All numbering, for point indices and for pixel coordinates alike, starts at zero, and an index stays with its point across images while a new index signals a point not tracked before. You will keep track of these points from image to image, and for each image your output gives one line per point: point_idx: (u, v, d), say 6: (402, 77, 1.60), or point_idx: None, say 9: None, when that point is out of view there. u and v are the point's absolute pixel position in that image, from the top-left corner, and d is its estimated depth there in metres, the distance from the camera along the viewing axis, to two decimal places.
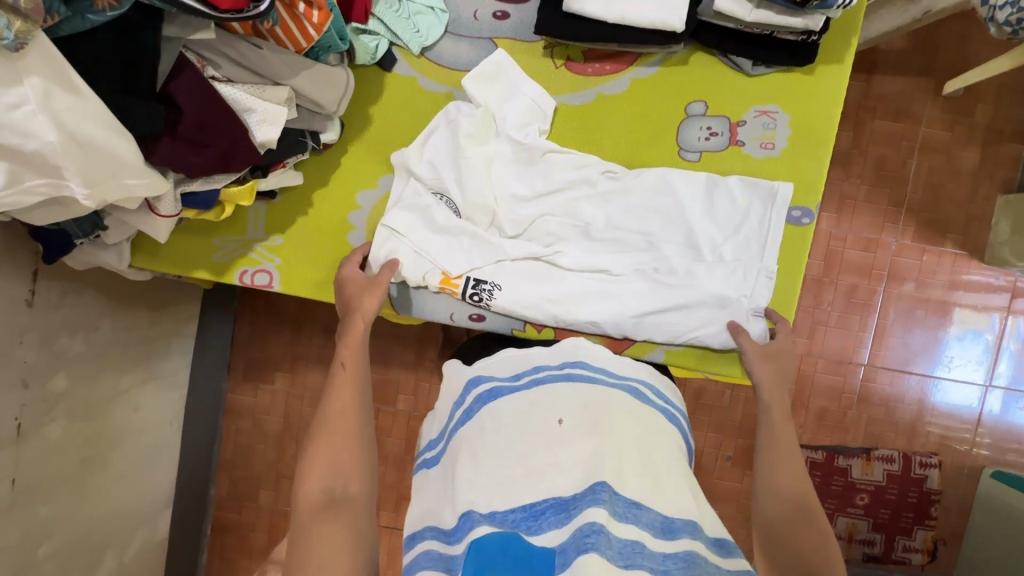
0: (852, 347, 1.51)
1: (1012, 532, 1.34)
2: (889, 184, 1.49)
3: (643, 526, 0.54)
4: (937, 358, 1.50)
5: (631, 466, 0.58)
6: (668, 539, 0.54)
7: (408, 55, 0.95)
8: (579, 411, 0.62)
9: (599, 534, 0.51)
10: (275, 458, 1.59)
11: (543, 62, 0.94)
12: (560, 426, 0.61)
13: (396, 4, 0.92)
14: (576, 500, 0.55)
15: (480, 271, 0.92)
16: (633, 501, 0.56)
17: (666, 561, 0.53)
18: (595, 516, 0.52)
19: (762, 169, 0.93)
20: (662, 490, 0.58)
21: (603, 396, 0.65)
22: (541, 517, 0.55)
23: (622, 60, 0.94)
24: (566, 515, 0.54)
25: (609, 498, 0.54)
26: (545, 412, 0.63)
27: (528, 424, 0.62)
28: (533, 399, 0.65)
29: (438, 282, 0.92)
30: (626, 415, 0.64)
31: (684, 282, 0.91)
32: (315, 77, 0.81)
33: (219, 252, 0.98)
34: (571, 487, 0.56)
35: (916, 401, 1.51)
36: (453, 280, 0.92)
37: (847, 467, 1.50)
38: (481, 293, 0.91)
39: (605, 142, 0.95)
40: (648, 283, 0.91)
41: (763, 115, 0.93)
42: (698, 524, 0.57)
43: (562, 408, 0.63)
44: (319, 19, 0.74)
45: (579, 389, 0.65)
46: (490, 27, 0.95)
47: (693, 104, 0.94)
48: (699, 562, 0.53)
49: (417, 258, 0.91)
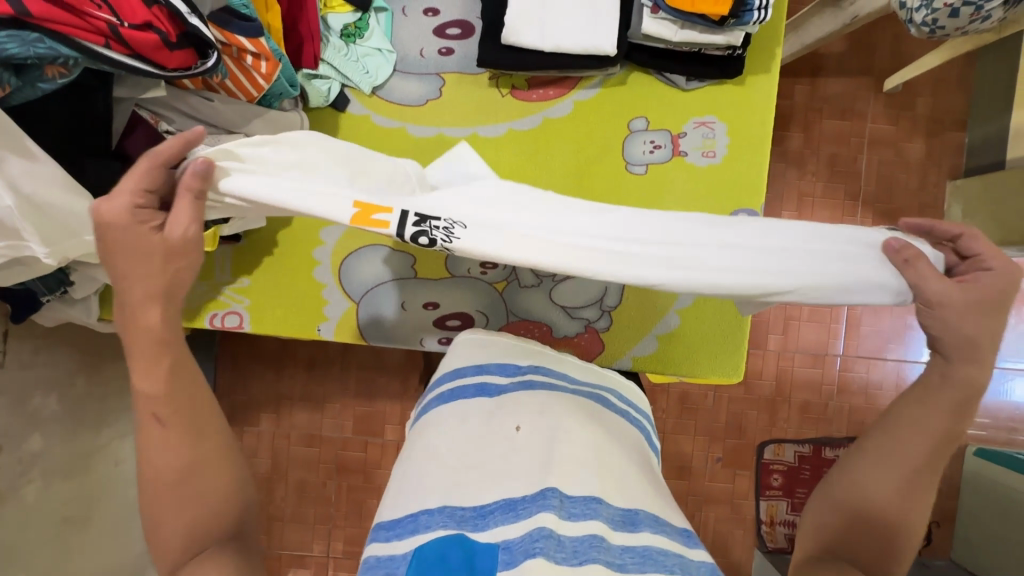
0: (826, 339, 1.55)
1: (1004, 509, 1.36)
2: (843, 179, 1.56)
3: (601, 520, 0.56)
4: (911, 342, 1.54)
5: (588, 466, 0.61)
6: (626, 532, 0.56)
7: (359, 95, 0.99)
8: (534, 419, 0.65)
9: (546, 538, 0.52)
10: (267, 500, 1.59)
11: (490, 92, 0.99)
12: (517, 433, 0.64)
13: (344, 48, 0.96)
14: (527, 501, 0.56)
15: (438, 219, 0.60)
16: (590, 497, 0.58)
17: (623, 555, 0.54)
18: (543, 522, 0.53)
19: (705, 178, 0.98)
20: (617, 487, 0.60)
21: (561, 402, 0.69)
22: (489, 516, 0.56)
23: (565, 84, 0.99)
24: (514, 514, 0.55)
25: (561, 500, 0.56)
26: (504, 420, 0.66)
27: (485, 432, 0.64)
28: (494, 407, 0.68)
29: (349, 217, 0.60)
30: (583, 417, 0.67)
31: (809, 240, 0.63)
32: (268, 124, 0.84)
33: (187, 298, 0.99)
34: (523, 488, 0.58)
35: (894, 386, 1.55)
36: (376, 219, 0.60)
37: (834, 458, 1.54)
38: (434, 235, 0.59)
39: (558, 160, 0.99)
40: (749, 268, 0.61)
41: (701, 126, 0.98)
42: (659, 518, 0.60)
43: (520, 417, 0.66)
44: (267, 70, 0.78)
45: (538, 396, 0.69)
46: (437, 62, 0.99)
47: (635, 121, 0.99)
48: (656, 556, 0.55)
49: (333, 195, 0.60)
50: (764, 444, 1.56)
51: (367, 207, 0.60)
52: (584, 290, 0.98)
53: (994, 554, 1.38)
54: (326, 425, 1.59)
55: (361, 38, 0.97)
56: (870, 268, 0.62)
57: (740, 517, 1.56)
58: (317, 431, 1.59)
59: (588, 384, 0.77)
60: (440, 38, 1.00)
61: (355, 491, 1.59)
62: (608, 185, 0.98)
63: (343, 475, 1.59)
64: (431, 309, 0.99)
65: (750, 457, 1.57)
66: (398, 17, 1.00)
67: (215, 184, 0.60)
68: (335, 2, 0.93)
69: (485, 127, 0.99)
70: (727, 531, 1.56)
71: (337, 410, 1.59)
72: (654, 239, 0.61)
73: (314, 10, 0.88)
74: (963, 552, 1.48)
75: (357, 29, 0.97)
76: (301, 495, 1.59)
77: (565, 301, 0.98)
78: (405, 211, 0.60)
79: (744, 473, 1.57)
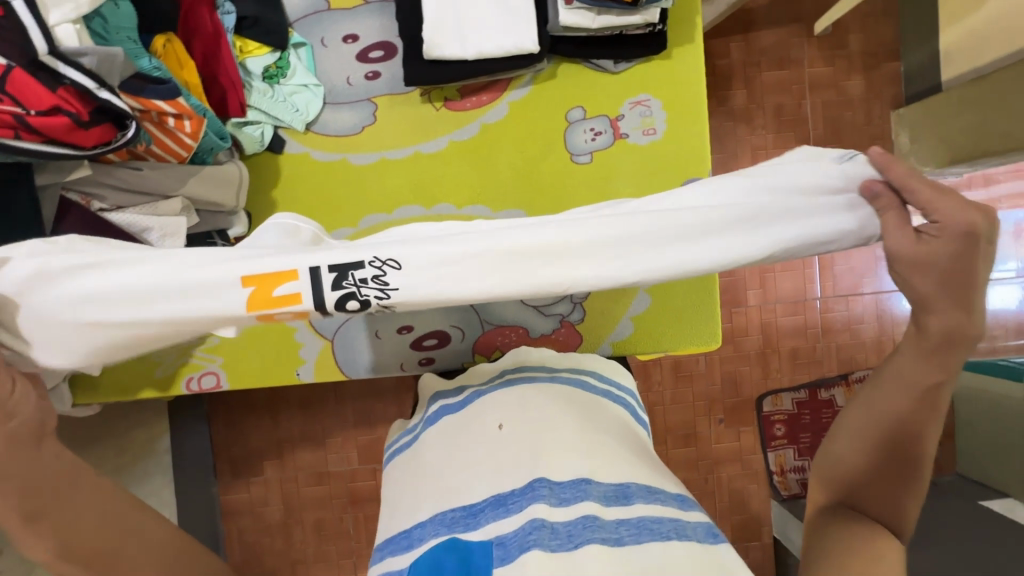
0: (803, 284, 1.58)
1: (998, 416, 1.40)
2: (792, 127, 1.58)
3: (593, 499, 0.53)
4: (884, 273, 1.58)
5: (573, 449, 0.59)
6: (620, 506, 0.53)
7: (294, 133, 0.98)
8: (515, 413, 0.65)
9: (540, 528, 0.50)
10: (286, 544, 1.58)
11: (424, 109, 0.98)
12: (500, 431, 0.63)
13: (269, 90, 0.94)
14: (515, 496, 0.55)
15: (360, 270, 0.56)
16: (579, 479, 0.56)
17: (619, 529, 0.51)
18: (534, 512, 0.51)
19: (650, 156, 0.99)
20: (608, 464, 0.58)
21: (538, 393, 0.68)
22: (480, 514, 0.55)
23: (496, 88, 0.99)
24: (504, 510, 0.54)
25: (551, 489, 0.55)
26: (486, 419, 0.65)
27: (472, 435, 0.64)
28: (475, 410, 0.68)
29: (247, 302, 0.56)
30: (565, 405, 0.67)
31: (764, 202, 0.57)
32: (205, 180, 0.83)
33: (160, 367, 0.97)
34: (509, 484, 0.56)
35: (874, 318, 1.59)
36: (283, 294, 0.56)
37: (831, 398, 1.58)
38: (360, 294, 0.56)
39: (505, 162, 0.99)
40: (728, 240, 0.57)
41: (637, 105, 0.99)
42: (653, 488, 0.57)
43: (502, 414, 0.65)
44: (192, 127, 0.77)
45: (516, 390, 0.69)
46: (365, 87, 0.98)
47: (572, 112, 0.99)
48: (651, 525, 0.51)
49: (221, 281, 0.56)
50: (762, 397, 1.59)
51: (266, 284, 0.56)
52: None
53: (992, 460, 1.42)
54: (330, 460, 1.58)
55: (284, 77, 0.95)
56: (825, 214, 0.57)
57: (751, 472, 1.59)
58: (324, 469, 1.58)
59: (567, 373, 0.77)
60: (364, 63, 0.98)
61: (372, 520, 1.59)
62: (553, 180, 0.99)
63: (357, 507, 1.59)
64: (407, 332, 0.98)
65: (750, 413, 1.60)
66: (319, 49, 0.97)
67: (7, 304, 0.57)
68: (252, 46, 0.92)
69: (426, 144, 0.99)
70: (741, 488, 1.59)
71: (340, 444, 1.58)
72: (615, 238, 0.55)
73: (230, 58, 0.87)
74: (966, 464, 1.52)
75: (279, 69, 0.95)
76: (320, 534, 1.59)
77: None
78: (313, 272, 0.56)
79: (748, 429, 1.60)
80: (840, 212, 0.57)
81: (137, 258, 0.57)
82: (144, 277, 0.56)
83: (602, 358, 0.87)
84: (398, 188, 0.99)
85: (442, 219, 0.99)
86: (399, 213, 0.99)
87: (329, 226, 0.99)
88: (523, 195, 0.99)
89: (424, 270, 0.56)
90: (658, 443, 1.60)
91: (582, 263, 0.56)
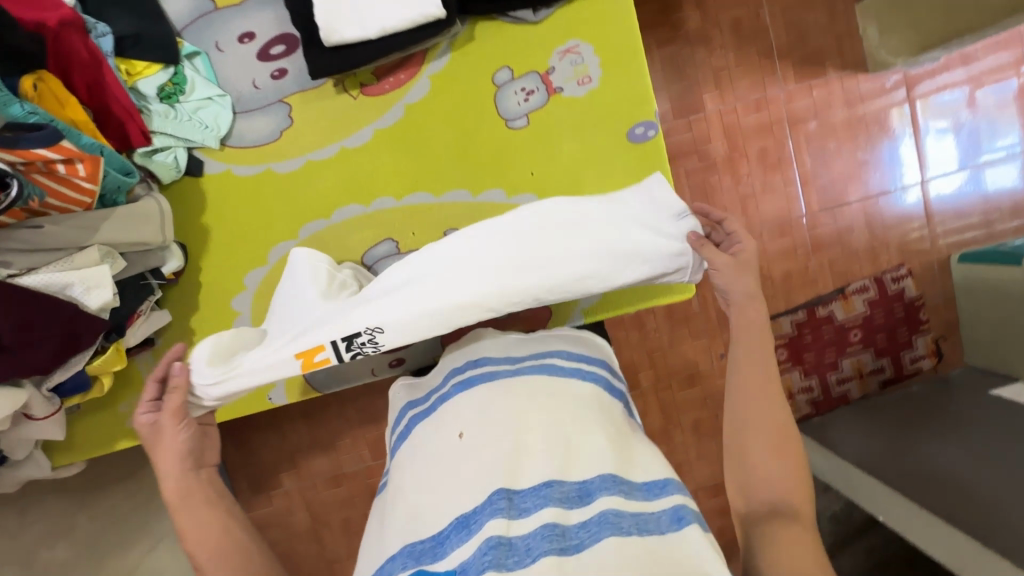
0: (788, 206, 1.44)
1: (1002, 305, 1.31)
2: (750, 41, 1.40)
3: (553, 505, 0.53)
4: (870, 176, 1.44)
5: (536, 455, 0.58)
6: (582, 508, 0.53)
7: (211, 152, 0.92)
8: (473, 418, 0.63)
9: (496, 547, 0.49)
10: (320, 546, 1.62)
11: (341, 100, 0.91)
12: (460, 440, 0.61)
13: (171, 112, 0.87)
14: (477, 514, 0.53)
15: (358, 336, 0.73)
16: (541, 484, 0.55)
17: (580, 533, 0.51)
18: (491, 531, 0.51)
19: (589, 107, 0.92)
20: (574, 459, 0.57)
21: (496, 393, 0.65)
22: (447, 542, 0.54)
23: (412, 63, 0.91)
24: (467, 533, 0.53)
25: (510, 500, 0.53)
26: (448, 428, 0.64)
27: (434, 450, 0.62)
28: (434, 421, 0.67)
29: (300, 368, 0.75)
30: (523, 400, 0.63)
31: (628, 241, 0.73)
32: (119, 223, 0.79)
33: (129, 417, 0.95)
34: (471, 503, 0.54)
35: (864, 228, 1.45)
36: (319, 359, 0.74)
37: (830, 314, 1.45)
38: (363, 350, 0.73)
39: (437, 142, 0.92)
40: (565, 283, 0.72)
41: (567, 54, 0.91)
42: (616, 476, 0.55)
43: (462, 421, 0.63)
44: (88, 169, 0.72)
45: (475, 394, 0.66)
46: (275, 88, 0.91)
47: (498, 74, 0.91)
48: (612, 520, 0.51)
49: (279, 356, 0.75)
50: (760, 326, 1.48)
51: (306, 355, 0.74)
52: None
53: (997, 349, 1.36)
54: (344, 461, 1.59)
55: (182, 94, 0.88)
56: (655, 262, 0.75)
57: None
58: (339, 471, 1.59)
59: (532, 358, 0.72)
60: (267, 61, 0.90)
61: None
62: (494, 152, 0.93)
63: None
64: None
65: None
66: (216, 56, 0.90)
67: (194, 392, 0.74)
68: (140, 66, 0.84)
69: (349, 138, 0.92)
70: None
71: (349, 445, 1.59)
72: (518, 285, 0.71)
73: (117, 84, 0.80)
74: (973, 354, 1.45)
75: (176, 86, 0.87)
76: (348, 532, 1.61)
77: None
78: (332, 343, 0.73)
79: None
80: (686, 254, 0.74)
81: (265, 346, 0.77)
82: (261, 368, 0.74)
83: (571, 330, 0.83)
84: (331, 191, 0.93)
85: (384, 213, 0.94)
86: (338, 216, 0.94)
87: (266, 243, 0.94)
88: (463, 173, 0.93)
89: (397, 329, 0.72)
90: (661, 389, 1.57)
91: (502, 303, 0.71)
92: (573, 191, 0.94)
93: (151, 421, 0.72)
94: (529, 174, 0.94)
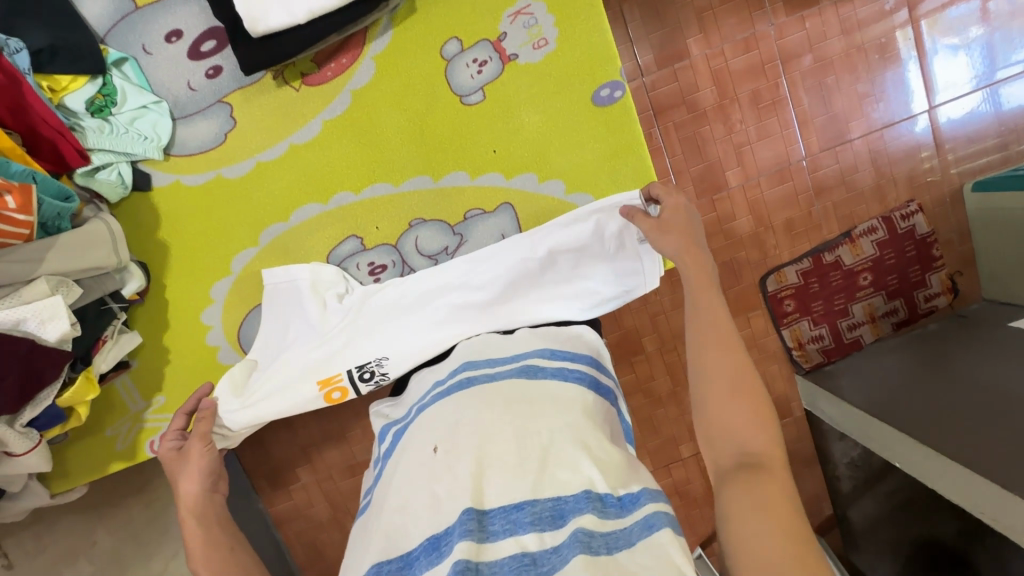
0: (785, 150, 1.34)
1: (1019, 233, 1.21)
2: None
3: (521, 530, 0.50)
4: (873, 108, 1.33)
5: (507, 471, 0.55)
6: (554, 530, 0.50)
7: (156, 163, 0.87)
8: (446, 432, 0.62)
9: (463, 573, 0.46)
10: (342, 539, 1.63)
11: (283, 94, 0.86)
12: (433, 455, 0.60)
13: (105, 125, 0.83)
14: (447, 535, 0.51)
15: (368, 362, 0.88)
16: (513, 505, 0.52)
17: (552, 558, 0.48)
18: (459, 554, 0.47)
19: (548, 72, 0.85)
20: (548, 473, 0.55)
21: (471, 402, 0.65)
22: (417, 564, 0.52)
23: (353, 45, 0.85)
24: (437, 555, 0.50)
25: (479, 521, 0.51)
26: (424, 442, 0.63)
27: (410, 468, 0.61)
28: (411, 437, 0.66)
29: (319, 391, 0.89)
30: (496, 412, 0.62)
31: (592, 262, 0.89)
32: (66, 251, 0.76)
33: (118, 440, 0.95)
34: (442, 523, 0.52)
35: (871, 165, 1.35)
36: (337, 385, 0.89)
37: (837, 259, 1.37)
38: (371, 370, 0.88)
39: (393, 130, 0.87)
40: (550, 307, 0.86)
41: (519, 16, 0.84)
42: (588, 490, 0.53)
43: (436, 436, 0.62)
44: (17, 199, 0.69)
45: (450, 403, 0.66)
46: (211, 88, 0.86)
47: (447, 47, 0.85)
48: (584, 540, 0.48)
49: (302, 386, 0.90)
50: (764, 277, 1.39)
51: (326, 383, 0.89)
52: (442, 231, 0.91)
53: (1017, 280, 1.26)
54: None
55: (115, 105, 0.83)
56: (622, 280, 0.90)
57: None
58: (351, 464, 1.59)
59: (509, 361, 0.72)
60: (200, 60, 0.85)
61: None
62: (450, 132, 0.87)
63: None
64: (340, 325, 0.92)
65: None
66: (145, 59, 0.85)
67: (227, 428, 0.89)
68: (64, 81, 0.80)
69: (298, 134, 0.87)
70: None
71: None
72: (505, 308, 0.87)
73: (42, 104, 0.76)
74: (992, 287, 1.36)
75: (106, 98, 0.83)
76: None
77: (432, 248, 0.92)
78: (348, 371, 0.88)
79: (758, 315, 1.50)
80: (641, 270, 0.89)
81: (287, 384, 0.90)
82: (287, 397, 0.89)
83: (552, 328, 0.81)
84: (286, 192, 0.89)
85: (345, 210, 0.90)
86: (297, 217, 0.90)
87: (228, 255, 0.91)
88: (422, 161, 0.88)
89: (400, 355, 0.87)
90: (668, 351, 1.36)
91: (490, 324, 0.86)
92: (541, 166, 0.89)
93: (176, 447, 0.78)
94: (492, 152, 0.88)
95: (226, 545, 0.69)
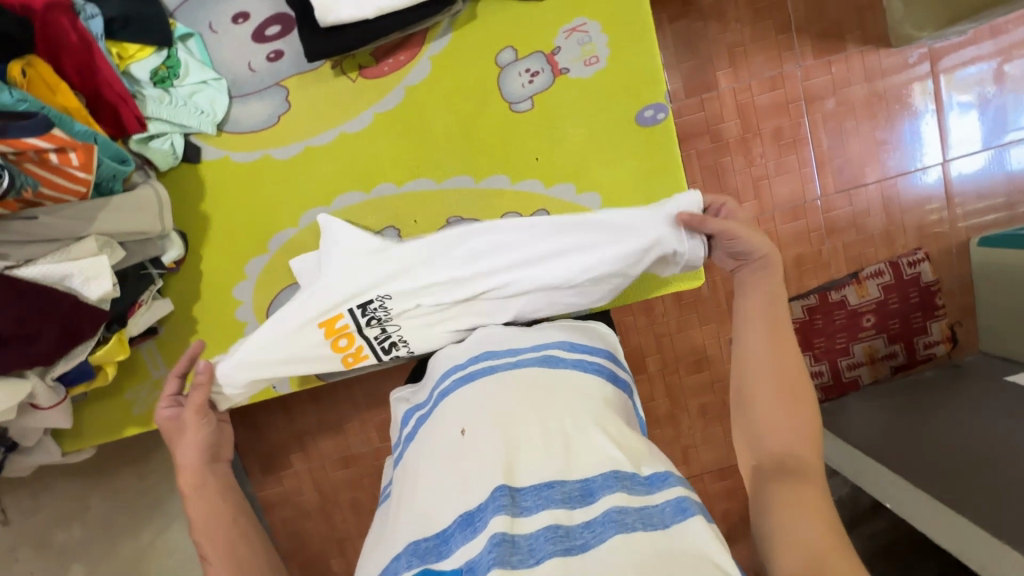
0: (801, 188, 1.38)
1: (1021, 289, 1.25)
2: (769, 14, 1.32)
3: (553, 507, 0.52)
4: (888, 156, 1.37)
5: (538, 454, 0.57)
6: (585, 508, 0.53)
7: (207, 137, 0.90)
8: (475, 416, 0.63)
9: (500, 544, 0.48)
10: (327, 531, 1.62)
11: (338, 83, 0.88)
12: (462, 436, 0.61)
13: (166, 96, 0.86)
14: (480, 511, 0.53)
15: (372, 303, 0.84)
16: (544, 483, 0.55)
17: (584, 533, 0.50)
18: (496, 527, 0.50)
19: (595, 88, 0.89)
20: (577, 457, 0.57)
21: (496, 386, 0.66)
22: (450, 540, 0.53)
23: (411, 44, 0.88)
24: (472, 530, 0.52)
25: (512, 497, 0.53)
26: (451, 423, 0.64)
27: (438, 447, 0.62)
28: (439, 417, 0.67)
29: (324, 336, 0.86)
30: (523, 396, 0.64)
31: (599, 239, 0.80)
32: (117, 212, 0.78)
33: (135, 405, 0.96)
34: (474, 499, 0.54)
35: (882, 210, 1.39)
36: (340, 325, 0.86)
37: (842, 298, 1.41)
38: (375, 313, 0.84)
39: (441, 128, 0.90)
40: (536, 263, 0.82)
41: (574, 33, 0.87)
42: (615, 472, 0.55)
43: (464, 418, 0.63)
44: (80, 158, 0.71)
45: (477, 387, 0.67)
46: (270, 71, 0.88)
47: (503, 54, 0.88)
48: (617, 518, 0.50)
49: (303, 329, 0.86)
50: None
51: (329, 323, 0.86)
52: None
53: (1014, 335, 1.30)
54: None
55: (177, 78, 0.86)
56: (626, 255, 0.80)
57: None
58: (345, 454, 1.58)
59: (532, 349, 0.73)
60: (262, 43, 0.88)
61: None
62: (495, 135, 0.90)
63: None
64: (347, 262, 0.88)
65: None
66: (209, 37, 0.87)
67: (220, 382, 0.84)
68: (132, 49, 0.82)
69: (350, 123, 0.90)
70: None
71: None
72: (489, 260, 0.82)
73: (109, 68, 0.78)
74: (989, 340, 1.39)
75: (170, 70, 0.86)
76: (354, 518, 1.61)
77: None
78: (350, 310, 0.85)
79: None
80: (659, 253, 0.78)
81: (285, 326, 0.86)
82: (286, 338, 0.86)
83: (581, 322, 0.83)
84: (329, 178, 0.91)
85: (386, 201, 0.92)
86: (339, 203, 0.92)
87: (267, 233, 0.93)
88: (466, 159, 0.91)
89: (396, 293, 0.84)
90: (671, 373, 1.39)
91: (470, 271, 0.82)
92: (580, 177, 0.91)
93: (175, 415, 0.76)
94: (534, 160, 0.91)
95: (243, 515, 0.70)
